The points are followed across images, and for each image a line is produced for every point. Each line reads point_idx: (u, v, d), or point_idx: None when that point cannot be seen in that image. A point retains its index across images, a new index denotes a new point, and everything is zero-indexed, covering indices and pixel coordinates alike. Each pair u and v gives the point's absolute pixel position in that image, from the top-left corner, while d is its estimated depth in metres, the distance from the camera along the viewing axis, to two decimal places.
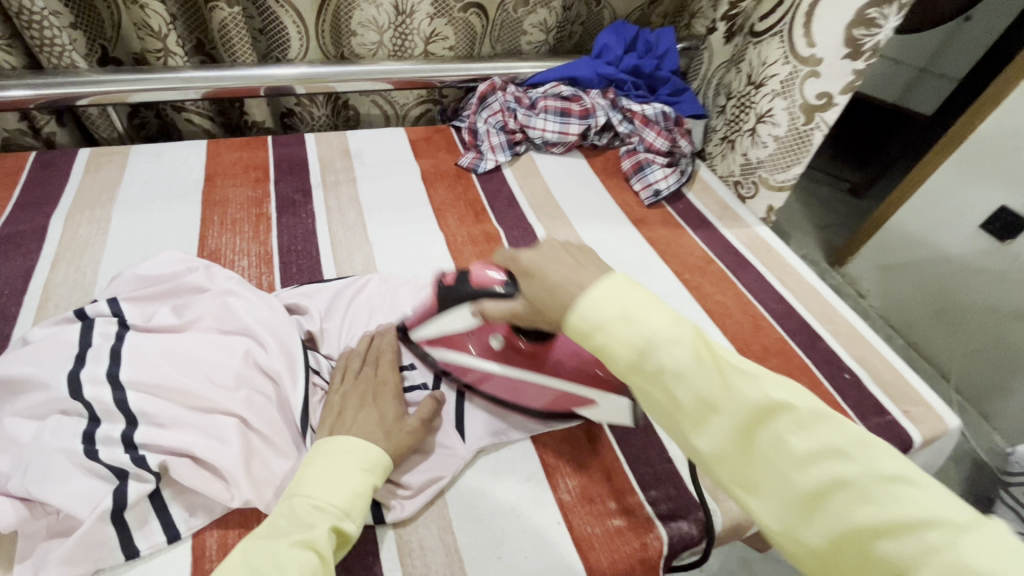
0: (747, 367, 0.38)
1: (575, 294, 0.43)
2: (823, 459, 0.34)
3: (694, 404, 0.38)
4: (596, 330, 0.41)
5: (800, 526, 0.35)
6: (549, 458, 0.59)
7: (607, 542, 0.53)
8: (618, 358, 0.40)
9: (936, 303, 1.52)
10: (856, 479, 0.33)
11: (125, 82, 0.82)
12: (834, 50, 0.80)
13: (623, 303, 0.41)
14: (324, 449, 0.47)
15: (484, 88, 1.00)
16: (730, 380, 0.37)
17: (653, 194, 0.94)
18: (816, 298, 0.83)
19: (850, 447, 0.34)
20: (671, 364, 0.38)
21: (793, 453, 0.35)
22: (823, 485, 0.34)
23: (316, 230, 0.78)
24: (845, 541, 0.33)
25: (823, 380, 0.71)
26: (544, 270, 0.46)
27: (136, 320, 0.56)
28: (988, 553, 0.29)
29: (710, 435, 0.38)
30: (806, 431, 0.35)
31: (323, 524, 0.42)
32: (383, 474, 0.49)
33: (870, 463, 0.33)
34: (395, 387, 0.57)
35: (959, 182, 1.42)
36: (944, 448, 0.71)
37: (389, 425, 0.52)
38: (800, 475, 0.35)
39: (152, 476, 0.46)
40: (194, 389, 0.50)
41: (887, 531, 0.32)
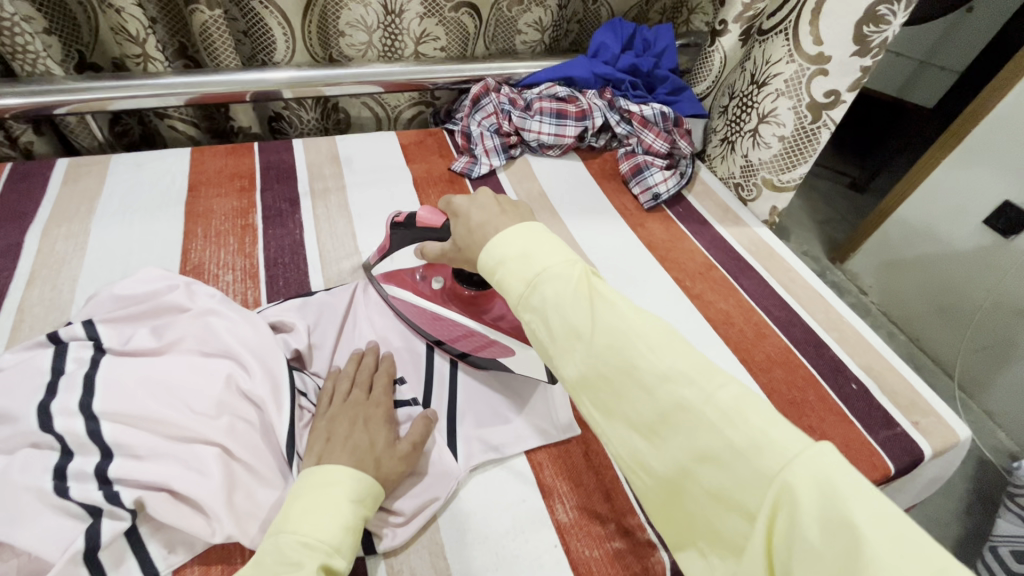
0: (619, 303, 0.41)
1: (488, 232, 0.48)
2: (668, 384, 0.36)
3: (564, 333, 0.41)
4: (498, 267, 0.46)
5: (648, 450, 0.37)
6: (546, 478, 0.57)
7: (607, 568, 0.50)
8: (511, 291, 0.44)
9: (940, 300, 1.49)
10: (695, 406, 0.35)
11: (103, 89, 0.79)
12: (842, 48, 0.77)
13: (526, 243, 0.45)
14: (311, 480, 0.45)
15: (476, 91, 0.97)
16: (598, 311, 0.40)
17: (653, 197, 0.92)
18: (821, 303, 0.81)
19: (692, 374, 0.36)
20: (552, 296, 0.42)
21: (644, 379, 0.37)
22: (666, 410, 0.36)
23: (305, 240, 0.75)
24: (684, 463, 0.35)
25: (829, 391, 0.69)
26: (469, 211, 0.52)
27: (113, 343, 0.53)
28: (817, 481, 0.30)
29: (575, 363, 0.40)
30: (657, 358, 0.37)
31: (312, 563, 0.39)
32: (373, 504, 0.47)
33: (708, 391, 0.35)
34: (387, 409, 0.55)
35: (963, 178, 1.39)
36: (955, 459, 0.69)
37: (379, 450, 0.50)
38: (648, 401, 0.37)
39: (128, 513, 0.43)
40: (173, 418, 0.47)
41: (716, 455, 0.33)
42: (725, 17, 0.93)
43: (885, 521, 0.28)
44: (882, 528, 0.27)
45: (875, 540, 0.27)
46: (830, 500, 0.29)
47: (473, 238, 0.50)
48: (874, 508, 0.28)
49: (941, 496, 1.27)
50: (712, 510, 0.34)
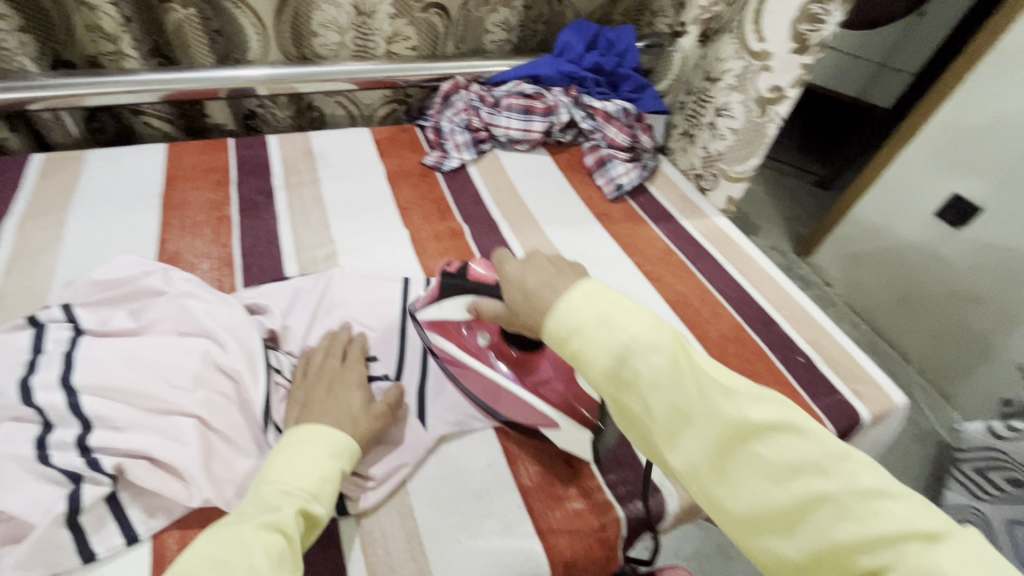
0: (723, 379, 0.38)
1: (548, 298, 0.44)
2: (800, 476, 0.35)
3: (668, 414, 0.38)
4: (572, 334, 0.42)
5: (778, 542, 0.35)
6: (511, 446, 0.60)
7: (567, 526, 0.54)
8: (594, 365, 0.41)
9: (896, 288, 1.57)
10: (835, 495, 0.33)
11: (78, 85, 0.81)
12: (780, 46, 0.82)
13: (605, 308, 0.41)
14: (289, 439, 0.48)
15: (447, 88, 1.02)
16: (707, 391, 0.38)
17: (615, 188, 0.96)
18: (772, 285, 0.86)
19: (824, 460, 0.35)
20: (647, 371, 0.39)
21: (771, 465, 0.36)
22: (803, 501, 0.34)
23: (279, 231, 0.78)
24: (826, 559, 0.33)
25: (776, 363, 0.74)
26: (522, 276, 0.47)
27: (92, 325, 0.55)
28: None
29: (683, 446, 0.38)
30: (783, 444, 0.36)
31: (290, 507, 0.42)
32: (351, 460, 0.50)
33: (845, 479, 0.34)
34: (362, 376, 0.58)
35: (914, 171, 1.47)
36: (893, 424, 0.74)
37: (357, 412, 0.53)
38: (778, 491, 0.35)
39: (108, 479, 0.45)
40: (152, 391, 0.50)
41: (870, 550, 0.32)
42: (685, 20, 1.00)
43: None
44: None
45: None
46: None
47: (531, 305, 0.46)
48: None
49: (899, 473, 1.33)
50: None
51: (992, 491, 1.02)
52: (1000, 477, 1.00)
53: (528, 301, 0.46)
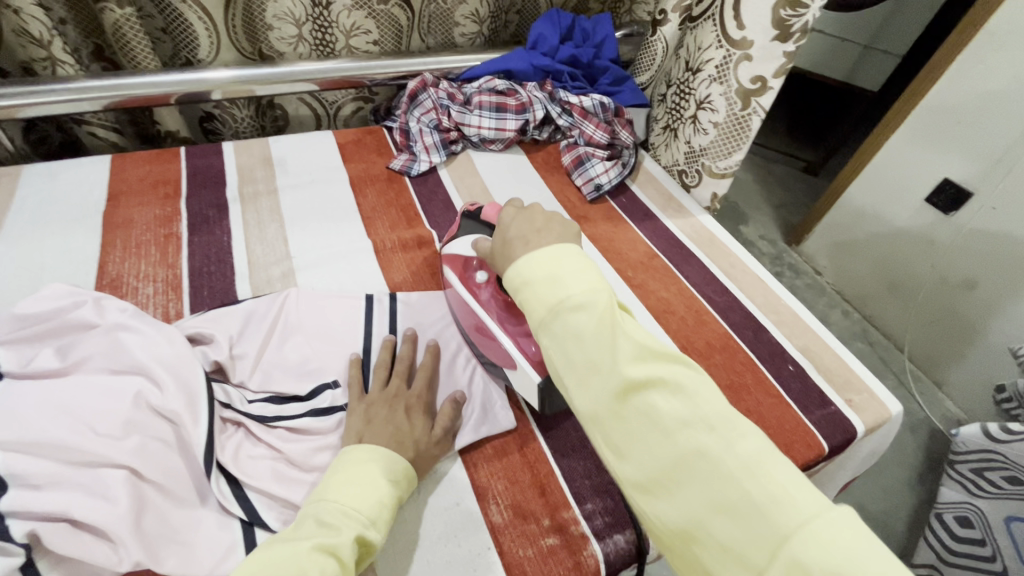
0: (641, 340, 0.41)
1: (522, 245, 0.50)
2: (688, 429, 0.37)
3: (583, 365, 0.41)
4: (522, 286, 0.45)
5: (659, 497, 0.37)
6: (481, 478, 0.56)
7: (540, 566, 0.50)
8: (532, 312, 0.44)
9: (888, 278, 1.54)
10: (713, 451, 0.36)
11: (8, 96, 0.75)
12: (763, 33, 0.77)
13: (554, 264, 0.45)
14: (350, 457, 0.48)
15: (414, 86, 0.95)
16: (621, 346, 0.40)
17: (594, 189, 0.91)
18: (760, 287, 0.82)
19: (714, 422, 0.37)
20: (573, 324, 0.42)
21: (664, 422, 0.37)
22: (682, 456, 0.36)
23: (233, 247, 0.73)
24: (697, 515, 0.35)
25: (766, 374, 0.70)
26: (509, 226, 0.54)
27: (12, 367, 0.50)
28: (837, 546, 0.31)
29: (591, 392, 0.41)
30: (678, 401, 0.38)
31: (348, 531, 0.41)
32: (407, 487, 0.49)
33: (727, 441, 0.36)
34: (427, 399, 0.58)
35: (904, 157, 1.42)
36: (889, 433, 0.71)
37: (418, 437, 0.53)
38: (666, 443, 0.37)
39: (20, 549, 0.40)
40: (74, 443, 0.45)
41: (733, 509, 0.34)
42: (664, 7, 0.93)
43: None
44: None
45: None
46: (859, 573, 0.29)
47: (507, 246, 0.52)
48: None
49: (895, 468, 1.31)
50: (724, 567, 0.34)
51: (988, 488, 0.99)
52: (995, 474, 0.97)
53: (507, 247, 0.52)
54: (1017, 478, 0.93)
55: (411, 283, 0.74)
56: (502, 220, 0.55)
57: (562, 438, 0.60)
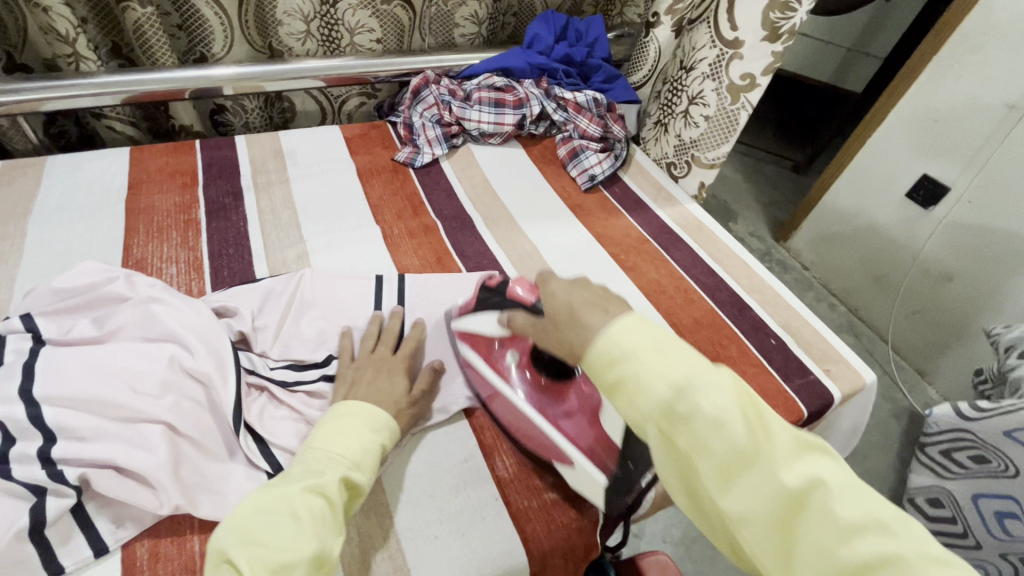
0: (785, 428, 0.37)
1: (602, 321, 0.42)
2: (863, 533, 0.33)
3: (728, 456, 0.35)
4: (626, 357, 0.39)
5: None
6: (487, 438, 0.61)
7: (543, 514, 0.55)
8: (651, 394, 0.38)
9: (872, 269, 1.60)
10: (902, 555, 0.31)
11: (35, 90, 0.79)
12: (754, 34, 0.83)
13: (656, 339, 0.40)
14: (337, 412, 0.51)
15: (417, 82, 1.00)
16: (769, 433, 0.36)
17: (589, 178, 0.96)
18: (745, 270, 0.87)
19: (884, 516, 0.33)
20: (710, 408, 0.36)
21: (838, 520, 0.33)
22: (867, 563, 0.32)
23: (248, 232, 0.77)
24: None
25: (750, 346, 0.75)
26: (570, 297, 0.46)
27: (52, 334, 0.54)
28: None
29: (741, 486, 0.35)
30: (846, 499, 0.34)
31: (334, 473, 0.45)
32: (391, 437, 0.53)
33: (911, 541, 0.32)
34: (409, 365, 0.62)
35: (885, 154, 1.49)
36: (865, 402, 0.76)
37: (400, 396, 0.57)
38: (842, 547, 0.33)
39: (72, 491, 0.45)
40: (117, 399, 0.49)
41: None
42: (658, 9, 0.97)
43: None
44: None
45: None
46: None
47: (576, 324, 0.44)
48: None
49: (879, 450, 1.36)
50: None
51: (955, 469, 1.05)
52: (964, 455, 1.03)
53: (575, 324, 0.44)
54: (984, 457, 0.99)
55: (418, 266, 0.78)
56: (558, 291, 0.46)
57: None
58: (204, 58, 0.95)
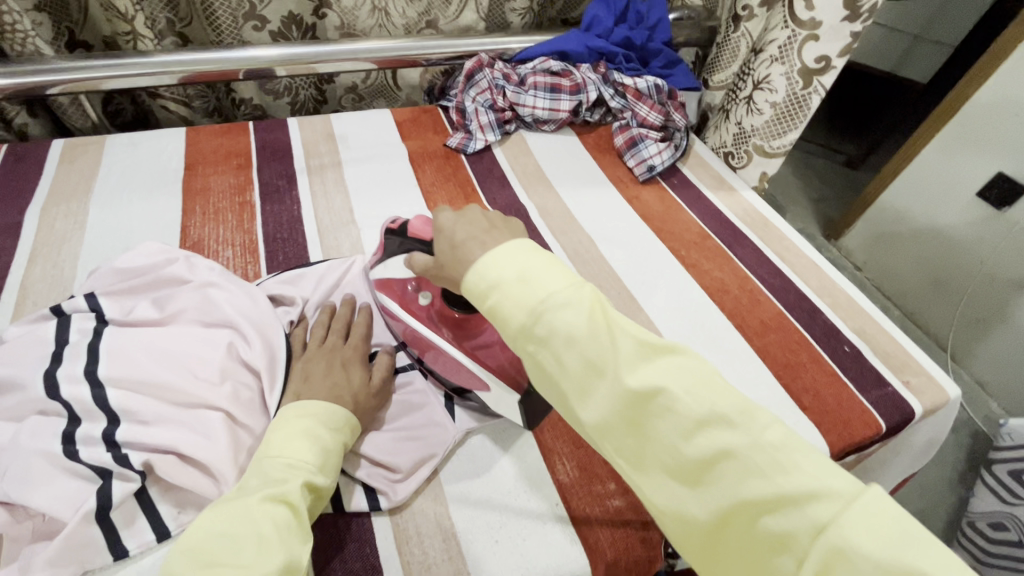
0: (642, 333, 0.37)
1: (474, 246, 0.42)
2: (706, 427, 0.33)
3: (582, 369, 0.36)
4: (492, 290, 0.39)
5: (688, 498, 0.34)
6: (547, 439, 0.58)
7: (607, 523, 0.52)
8: (512, 321, 0.38)
9: (933, 273, 1.49)
10: (739, 451, 0.32)
11: (96, 68, 0.79)
12: (833, 13, 0.76)
13: (522, 263, 0.39)
14: (288, 414, 0.47)
15: (470, 67, 0.97)
16: (618, 343, 0.36)
17: (647, 170, 0.92)
18: (815, 271, 0.82)
19: (731, 413, 0.33)
20: (564, 327, 0.36)
21: (683, 420, 0.33)
22: (707, 456, 0.33)
23: (302, 216, 0.76)
24: (729, 514, 0.32)
25: (823, 354, 0.70)
26: (454, 228, 0.45)
27: (115, 315, 0.54)
28: (877, 529, 0.28)
29: (603, 393, 0.36)
30: (690, 395, 0.34)
31: (296, 479, 0.42)
32: (350, 432, 0.50)
33: (753, 433, 0.32)
34: (364, 352, 0.58)
35: (955, 151, 1.38)
36: (947, 418, 0.70)
37: (357, 388, 0.53)
38: (688, 447, 0.33)
39: (136, 475, 0.44)
40: (179, 385, 0.48)
41: (769, 507, 0.31)
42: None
43: (946, 556, 0.27)
44: (948, 572, 0.26)
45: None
46: (898, 554, 0.27)
47: (454, 254, 0.44)
48: (938, 551, 0.27)
49: (935, 464, 1.28)
50: (764, 562, 0.31)
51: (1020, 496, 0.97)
52: None
53: (453, 253, 0.44)
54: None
55: None
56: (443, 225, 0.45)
57: None
58: (252, 6, 0.90)
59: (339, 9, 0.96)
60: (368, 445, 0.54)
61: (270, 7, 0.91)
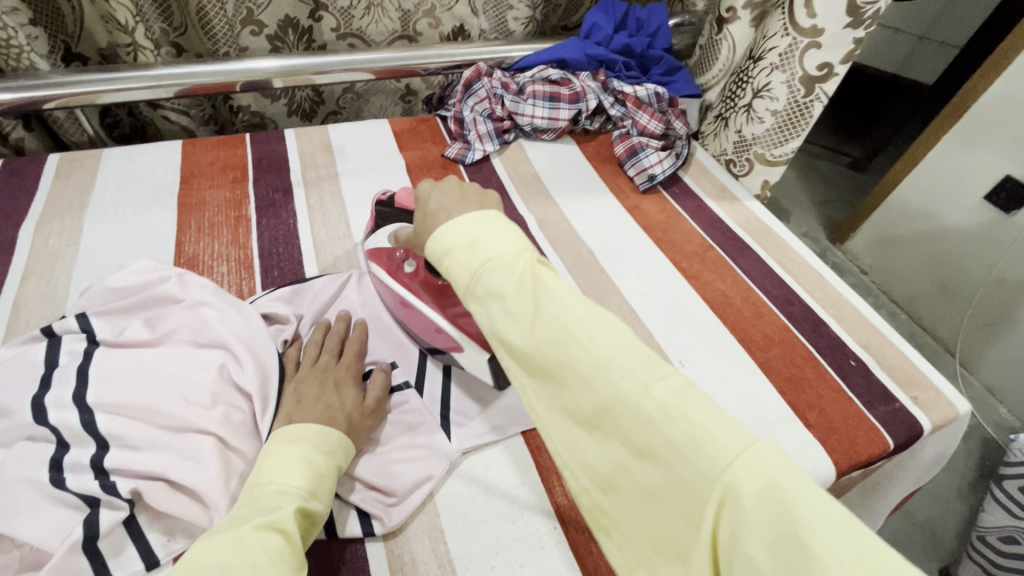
0: (567, 292, 0.38)
1: (435, 208, 0.47)
2: (605, 376, 0.34)
3: (504, 322, 0.38)
4: (444, 256, 0.43)
5: (590, 445, 0.35)
6: (545, 460, 0.57)
7: (607, 548, 0.51)
8: (458, 281, 0.41)
9: (941, 279, 1.47)
10: (632, 399, 0.32)
11: (93, 81, 0.78)
12: (835, 20, 0.76)
13: (472, 230, 0.42)
14: (282, 438, 0.46)
15: (469, 75, 0.96)
16: (538, 299, 0.37)
17: (648, 179, 0.91)
18: (820, 282, 0.80)
19: (632, 365, 0.34)
20: (495, 286, 0.39)
21: (584, 369, 0.34)
22: (602, 403, 0.34)
23: (298, 230, 0.75)
24: (623, 460, 0.33)
25: (828, 369, 0.69)
26: (428, 197, 0.48)
27: (106, 335, 0.53)
28: (757, 483, 0.27)
29: (520, 347, 0.37)
30: (595, 347, 0.35)
31: (289, 506, 0.41)
32: (345, 455, 0.49)
33: (648, 383, 0.33)
34: (357, 371, 0.57)
35: (961, 155, 1.36)
36: (956, 433, 0.69)
37: (351, 409, 0.52)
38: (588, 394, 0.34)
39: (125, 503, 0.43)
40: (169, 408, 0.48)
41: (656, 455, 0.31)
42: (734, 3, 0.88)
43: (823, 507, 0.26)
44: (826, 529, 0.25)
45: (816, 530, 0.25)
46: (773, 508, 0.26)
47: (421, 215, 0.48)
48: (818, 504, 0.26)
49: (944, 474, 1.26)
50: (654, 509, 0.32)
51: None
52: None
53: (421, 215, 0.48)
54: None
55: None
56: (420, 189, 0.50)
57: None
58: (251, 13, 0.89)
59: (336, 10, 0.95)
60: (362, 467, 0.52)
61: (267, 11, 0.90)
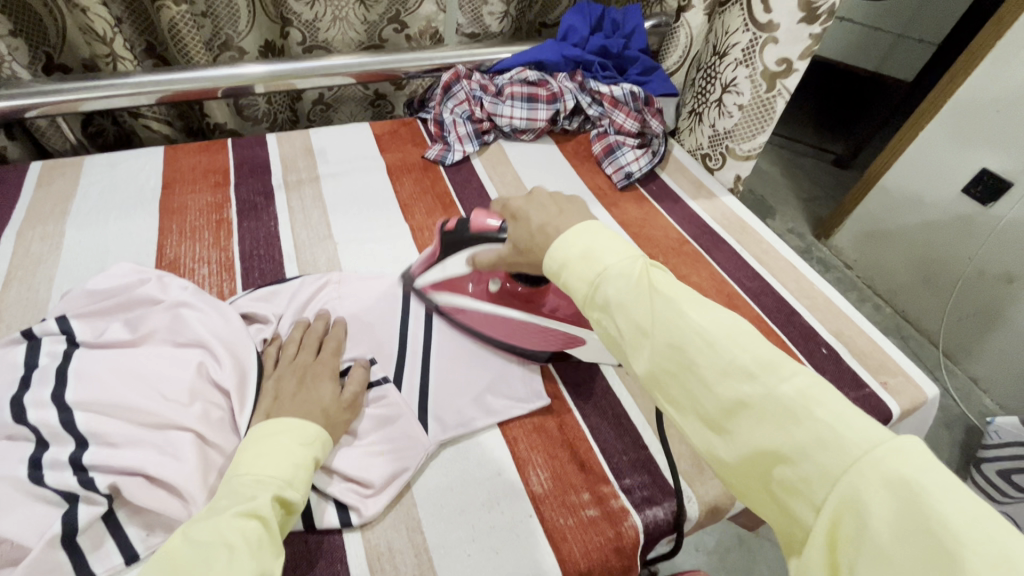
0: (692, 299, 0.38)
1: (551, 233, 0.46)
2: (730, 379, 0.34)
3: (629, 332, 0.39)
4: (562, 269, 0.43)
5: (710, 443, 0.36)
6: (522, 450, 0.58)
7: (580, 534, 0.52)
8: (575, 291, 0.42)
9: (922, 271, 1.49)
10: (755, 400, 0.33)
11: (74, 89, 0.79)
12: (790, 15, 0.78)
13: (585, 242, 0.42)
14: (262, 431, 0.47)
15: (447, 78, 0.97)
16: (656, 307, 0.38)
17: (625, 176, 0.92)
18: (793, 273, 0.82)
19: (755, 367, 0.34)
20: (616, 295, 0.39)
21: (704, 373, 0.35)
22: (728, 405, 0.34)
23: (279, 231, 0.76)
24: (749, 460, 0.33)
25: (799, 357, 0.70)
26: (529, 215, 0.50)
27: (86, 336, 0.54)
28: (889, 479, 0.28)
29: (640, 354, 0.38)
30: (716, 351, 0.35)
31: (266, 495, 0.42)
32: (324, 448, 0.49)
33: (771, 385, 0.33)
34: (335, 367, 0.58)
35: (937, 148, 1.38)
36: (926, 418, 0.70)
37: (328, 403, 0.53)
38: (710, 396, 0.35)
39: (103, 498, 0.44)
40: (147, 406, 0.49)
41: (784, 454, 0.32)
42: None
43: (964, 505, 0.26)
44: (962, 521, 0.26)
45: (958, 524, 0.26)
46: (908, 502, 0.27)
47: (535, 243, 0.48)
48: (957, 501, 0.26)
49: None
50: (780, 501, 0.32)
51: (1013, 493, 0.96)
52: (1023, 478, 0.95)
53: (532, 238, 0.49)
54: None
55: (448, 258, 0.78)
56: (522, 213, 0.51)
57: (597, 417, 0.62)
58: (229, 40, 0.92)
59: (301, 25, 0.96)
60: (339, 460, 0.53)
61: (248, 39, 0.93)
